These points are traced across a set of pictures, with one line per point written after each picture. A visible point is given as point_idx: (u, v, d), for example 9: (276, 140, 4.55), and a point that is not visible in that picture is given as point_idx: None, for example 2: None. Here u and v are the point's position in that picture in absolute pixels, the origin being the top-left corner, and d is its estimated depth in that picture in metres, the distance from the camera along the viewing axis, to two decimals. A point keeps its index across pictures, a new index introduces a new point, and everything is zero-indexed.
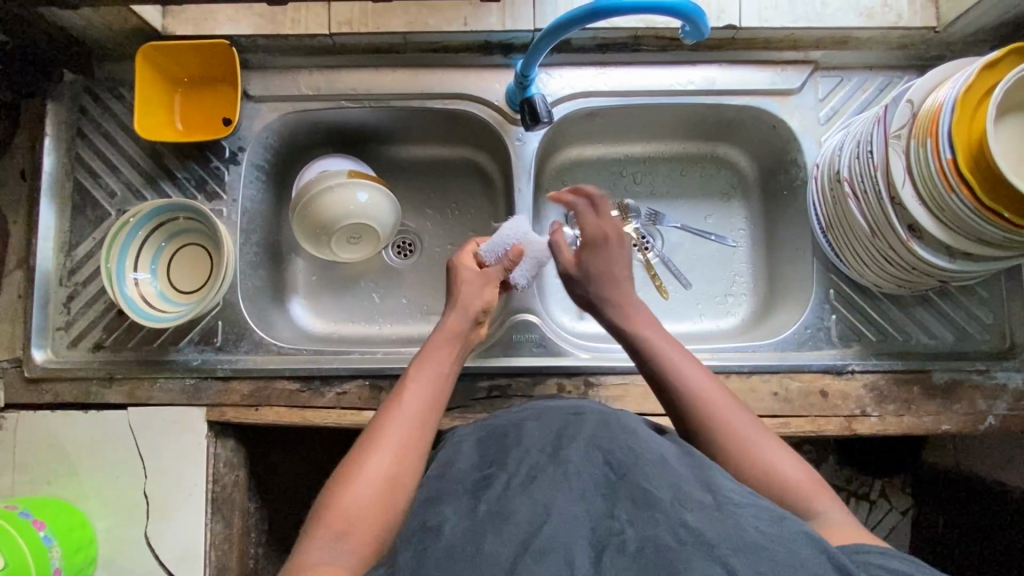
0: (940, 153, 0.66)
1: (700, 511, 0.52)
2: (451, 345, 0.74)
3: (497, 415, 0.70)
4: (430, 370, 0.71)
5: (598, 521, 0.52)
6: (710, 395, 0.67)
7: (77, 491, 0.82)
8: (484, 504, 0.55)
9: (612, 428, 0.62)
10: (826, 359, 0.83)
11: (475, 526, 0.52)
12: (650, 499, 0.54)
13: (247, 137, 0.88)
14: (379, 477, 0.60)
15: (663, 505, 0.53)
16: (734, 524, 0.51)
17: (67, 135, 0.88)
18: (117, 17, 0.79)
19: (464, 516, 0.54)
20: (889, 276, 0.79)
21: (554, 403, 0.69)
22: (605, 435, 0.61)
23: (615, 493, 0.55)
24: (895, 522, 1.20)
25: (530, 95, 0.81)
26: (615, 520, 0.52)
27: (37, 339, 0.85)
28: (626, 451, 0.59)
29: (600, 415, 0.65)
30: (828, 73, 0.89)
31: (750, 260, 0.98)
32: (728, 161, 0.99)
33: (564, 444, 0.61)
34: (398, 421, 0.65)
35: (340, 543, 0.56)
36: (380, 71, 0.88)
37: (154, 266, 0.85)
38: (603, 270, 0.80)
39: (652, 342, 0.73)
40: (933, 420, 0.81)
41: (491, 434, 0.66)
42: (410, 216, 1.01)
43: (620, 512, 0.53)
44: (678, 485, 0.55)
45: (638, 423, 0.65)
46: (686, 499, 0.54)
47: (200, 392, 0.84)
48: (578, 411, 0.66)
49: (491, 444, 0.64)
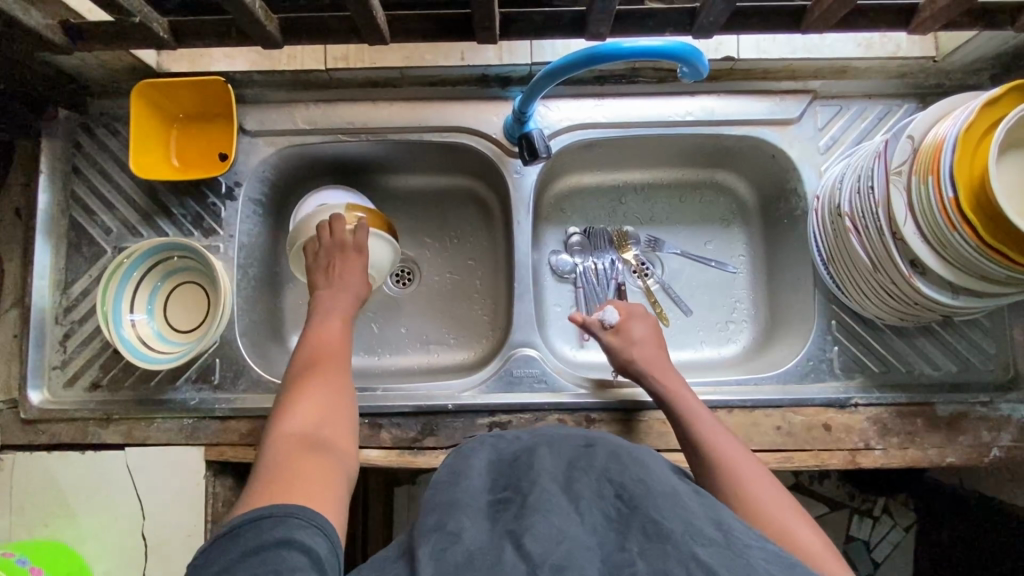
0: (942, 192, 0.65)
1: (713, 547, 0.50)
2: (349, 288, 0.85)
3: (507, 440, 0.68)
4: (333, 314, 0.82)
5: (610, 553, 0.51)
6: (738, 458, 0.69)
7: (75, 533, 0.81)
8: (500, 528, 0.54)
9: (624, 459, 0.61)
10: (829, 392, 0.83)
11: (494, 542, 0.52)
12: (663, 531, 0.52)
13: (244, 172, 0.88)
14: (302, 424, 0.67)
15: (674, 537, 0.51)
16: (751, 566, 0.49)
17: (63, 172, 0.87)
18: (113, 57, 0.79)
19: (482, 531, 0.54)
20: (890, 309, 0.79)
21: (563, 433, 0.68)
22: (616, 468, 0.60)
23: (626, 526, 0.53)
24: (898, 539, 1.19)
25: (528, 130, 0.80)
26: (626, 552, 0.51)
27: (33, 379, 0.84)
28: (638, 482, 0.58)
29: (611, 446, 0.64)
30: (827, 102, 0.88)
31: (751, 287, 0.97)
32: (727, 188, 0.99)
33: (575, 474, 0.60)
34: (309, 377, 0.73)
35: (314, 453, 0.64)
36: (377, 104, 0.88)
37: (150, 305, 0.85)
38: (648, 336, 0.83)
39: (688, 409, 0.75)
40: (938, 453, 0.81)
41: (502, 460, 0.65)
42: (408, 246, 1.00)
43: (631, 544, 0.52)
44: (689, 519, 0.54)
45: (650, 456, 0.64)
46: (698, 534, 0.52)
47: (198, 432, 0.83)
48: (587, 443, 0.66)
49: (502, 468, 0.63)
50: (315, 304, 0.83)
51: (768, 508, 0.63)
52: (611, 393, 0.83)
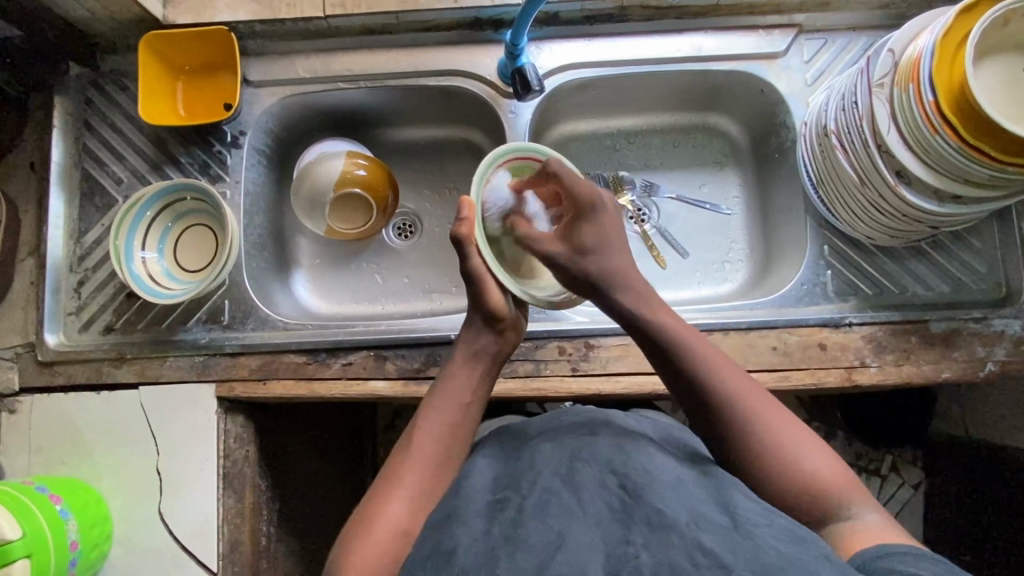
0: (922, 96, 0.67)
1: (718, 533, 0.52)
2: (473, 371, 0.71)
3: (511, 437, 0.70)
4: (453, 401, 0.69)
5: (613, 547, 0.52)
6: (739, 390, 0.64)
7: (92, 470, 0.84)
8: (496, 525, 0.56)
9: (626, 450, 0.63)
10: (823, 313, 0.84)
11: (489, 553, 0.53)
12: (666, 520, 0.53)
13: (248, 121, 0.91)
14: (393, 528, 0.60)
15: (679, 526, 0.53)
16: (758, 546, 0.50)
17: (75, 126, 0.91)
18: (120, 6, 0.82)
19: (477, 537, 0.55)
20: (880, 226, 0.80)
21: (565, 420, 0.69)
22: (619, 457, 0.61)
23: (630, 518, 0.54)
24: (907, 497, 1.19)
25: (520, 65, 0.84)
26: (630, 545, 0.52)
27: (50, 324, 0.87)
28: (640, 473, 0.59)
29: (614, 436, 0.65)
30: (813, 36, 0.90)
31: (745, 225, 0.99)
32: (719, 131, 1.01)
33: (578, 466, 0.61)
34: (421, 458, 0.65)
35: None
36: (374, 52, 0.91)
37: (162, 245, 0.88)
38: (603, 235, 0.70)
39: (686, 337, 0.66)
40: (932, 368, 0.82)
41: (503, 458, 0.67)
42: (409, 197, 1.03)
43: (635, 536, 0.53)
44: (694, 505, 0.55)
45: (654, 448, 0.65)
46: (703, 518, 0.53)
47: (209, 368, 0.86)
48: (591, 430, 0.67)
49: (506, 467, 0.65)
50: (446, 374, 0.71)
51: (791, 454, 0.61)
52: (607, 320, 0.85)
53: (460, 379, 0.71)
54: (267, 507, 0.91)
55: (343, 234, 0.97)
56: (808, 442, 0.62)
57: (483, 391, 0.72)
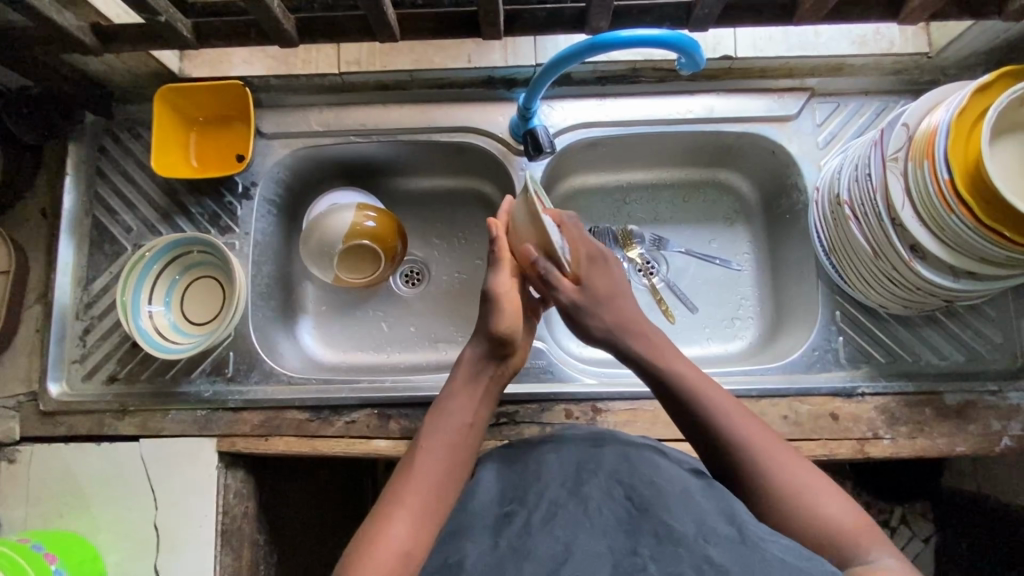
0: (938, 174, 0.66)
1: (725, 545, 0.50)
2: (475, 389, 0.69)
3: (513, 442, 0.67)
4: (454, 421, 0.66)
5: (621, 557, 0.51)
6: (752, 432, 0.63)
7: (89, 523, 0.82)
8: (504, 540, 0.55)
9: (632, 459, 0.61)
10: (835, 381, 0.83)
11: (495, 561, 0.52)
12: (674, 534, 0.52)
13: (259, 172, 0.91)
14: (396, 549, 0.56)
15: (687, 540, 0.51)
16: (766, 556, 0.48)
17: (87, 174, 0.91)
18: (138, 62, 0.84)
19: (486, 552, 0.54)
20: (894, 296, 0.79)
21: (574, 432, 0.67)
22: (626, 467, 0.60)
23: (637, 529, 0.54)
24: (918, 551, 1.13)
25: (532, 127, 0.84)
26: (638, 557, 0.51)
27: (53, 372, 0.87)
28: (648, 484, 0.58)
29: (620, 446, 0.63)
30: (825, 99, 0.90)
31: (755, 284, 0.98)
32: (729, 187, 1.00)
33: (585, 477, 0.59)
34: (424, 475, 0.62)
35: None
36: (387, 106, 0.91)
37: (168, 298, 0.88)
38: (609, 290, 0.72)
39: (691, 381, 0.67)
40: (947, 442, 0.80)
41: (512, 458, 0.64)
42: (418, 246, 1.02)
43: (643, 547, 0.52)
44: (701, 517, 0.53)
45: (658, 449, 0.64)
46: (709, 532, 0.52)
47: (211, 423, 0.85)
48: (598, 441, 0.64)
49: (513, 471, 0.63)
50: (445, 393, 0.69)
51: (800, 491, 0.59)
52: (616, 383, 0.84)
53: (461, 401, 0.68)
54: (264, 563, 0.90)
55: (351, 283, 0.97)
56: (817, 483, 0.60)
57: (485, 412, 0.69)
